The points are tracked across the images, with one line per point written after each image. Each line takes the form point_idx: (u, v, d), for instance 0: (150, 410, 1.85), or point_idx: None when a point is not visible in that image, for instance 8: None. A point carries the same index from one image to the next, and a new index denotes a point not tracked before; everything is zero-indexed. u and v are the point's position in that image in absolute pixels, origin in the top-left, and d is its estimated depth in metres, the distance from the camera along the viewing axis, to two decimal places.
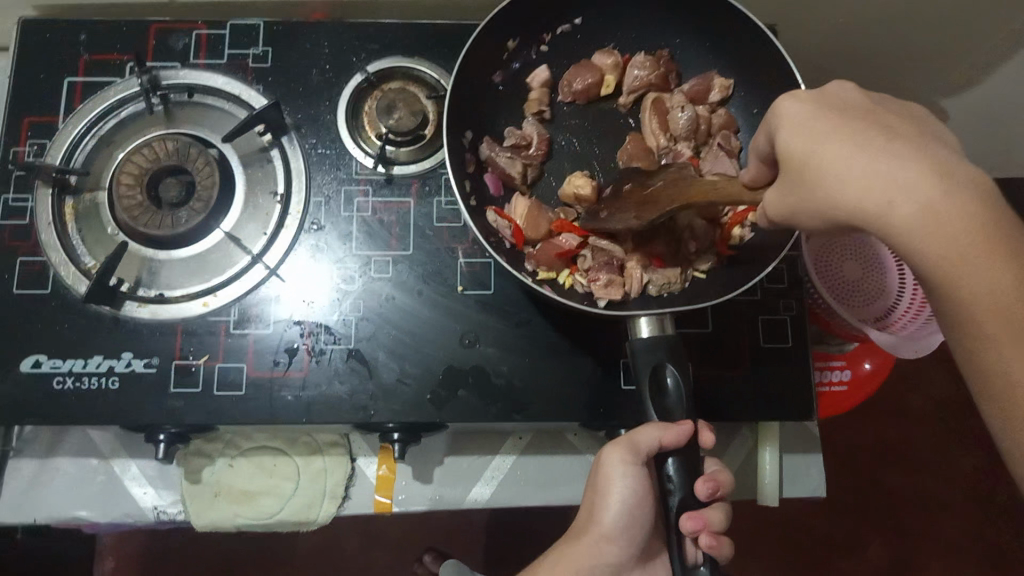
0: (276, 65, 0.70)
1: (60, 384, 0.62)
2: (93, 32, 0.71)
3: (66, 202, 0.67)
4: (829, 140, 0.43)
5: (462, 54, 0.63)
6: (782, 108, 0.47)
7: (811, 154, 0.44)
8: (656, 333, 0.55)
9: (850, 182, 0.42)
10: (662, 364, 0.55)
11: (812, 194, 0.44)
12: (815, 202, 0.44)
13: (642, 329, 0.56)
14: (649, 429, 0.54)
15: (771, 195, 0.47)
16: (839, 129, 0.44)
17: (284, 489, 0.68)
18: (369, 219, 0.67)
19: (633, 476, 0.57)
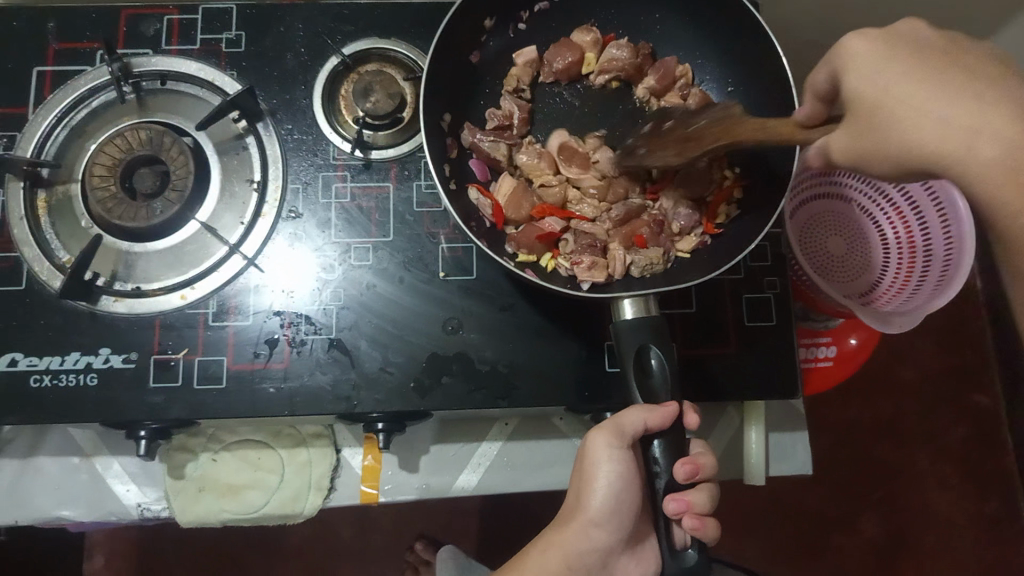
0: (249, 50, 0.69)
1: (38, 381, 0.61)
2: (60, 20, 0.69)
3: (37, 196, 0.65)
4: (901, 87, 0.48)
5: (439, 35, 0.61)
6: (849, 45, 0.50)
7: (884, 97, 0.48)
8: (641, 314, 0.55)
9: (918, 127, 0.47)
10: (646, 345, 0.54)
11: (885, 134, 0.49)
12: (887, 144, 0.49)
13: (626, 311, 0.55)
14: (633, 411, 0.53)
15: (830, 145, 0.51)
16: (912, 73, 0.48)
17: (269, 482, 0.68)
18: (347, 205, 0.66)
19: (620, 460, 0.57)
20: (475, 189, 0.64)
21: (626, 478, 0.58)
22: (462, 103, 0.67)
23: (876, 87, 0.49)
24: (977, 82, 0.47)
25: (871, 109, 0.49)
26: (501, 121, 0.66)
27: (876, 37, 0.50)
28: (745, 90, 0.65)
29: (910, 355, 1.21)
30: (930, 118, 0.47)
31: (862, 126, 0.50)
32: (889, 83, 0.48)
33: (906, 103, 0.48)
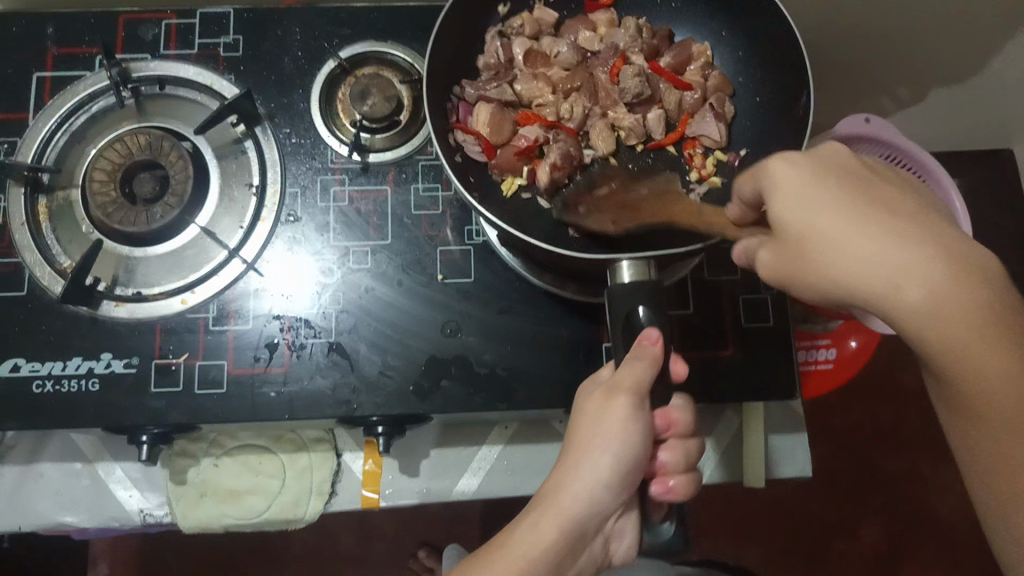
0: (248, 54, 0.69)
1: (41, 386, 0.61)
2: (59, 26, 0.70)
3: (38, 201, 0.66)
4: (827, 213, 0.41)
5: (445, 9, 0.62)
6: (775, 169, 0.44)
7: (807, 225, 0.42)
8: (637, 278, 0.51)
9: (845, 260, 0.40)
10: (635, 309, 0.51)
11: (811, 265, 0.42)
12: (808, 279, 0.43)
13: (622, 273, 0.52)
14: (640, 364, 0.49)
15: (767, 257, 0.46)
16: (835, 199, 0.42)
17: (271, 487, 0.68)
18: (346, 209, 0.66)
19: (634, 419, 0.50)
20: (461, 129, 0.63)
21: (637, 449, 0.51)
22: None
23: (779, 201, 0.43)
24: (915, 217, 0.40)
25: (798, 231, 0.43)
26: (495, 64, 0.65)
27: (800, 159, 0.44)
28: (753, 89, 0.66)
29: (913, 360, 1.20)
30: (883, 256, 0.39)
31: (790, 251, 0.43)
32: (813, 211, 0.42)
33: (840, 241, 0.41)
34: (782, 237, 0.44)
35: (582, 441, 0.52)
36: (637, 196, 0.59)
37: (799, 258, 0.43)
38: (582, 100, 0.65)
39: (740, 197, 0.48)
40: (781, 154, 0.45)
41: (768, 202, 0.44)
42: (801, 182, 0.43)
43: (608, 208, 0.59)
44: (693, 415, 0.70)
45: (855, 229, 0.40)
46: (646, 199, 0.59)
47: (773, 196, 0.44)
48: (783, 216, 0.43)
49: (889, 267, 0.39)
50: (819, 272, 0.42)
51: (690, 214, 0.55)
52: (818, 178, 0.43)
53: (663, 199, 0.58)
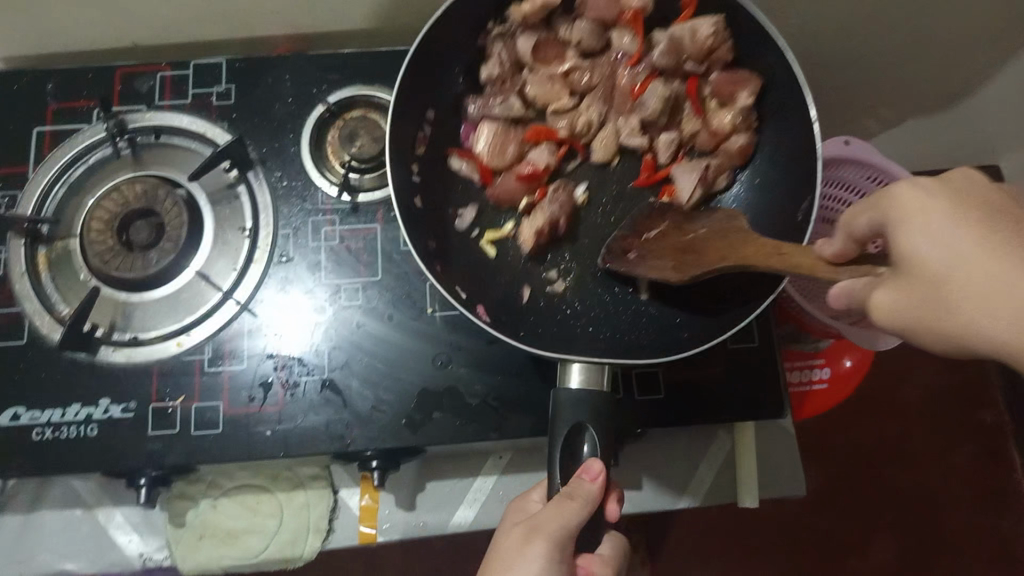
0: (240, 102, 0.71)
1: (40, 433, 0.62)
2: (59, 82, 0.72)
3: (38, 251, 0.67)
4: (960, 235, 0.43)
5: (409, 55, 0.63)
6: (896, 193, 0.46)
7: (932, 252, 0.43)
8: (588, 386, 0.54)
9: (982, 278, 0.41)
10: (581, 426, 0.53)
11: (927, 292, 0.43)
12: (940, 325, 0.42)
13: (573, 377, 0.55)
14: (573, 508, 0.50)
15: (883, 299, 0.45)
16: (955, 217, 0.43)
17: (268, 527, 0.69)
18: (337, 247, 0.67)
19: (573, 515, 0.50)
20: (457, 157, 0.69)
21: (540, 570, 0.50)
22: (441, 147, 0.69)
23: (915, 227, 0.44)
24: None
25: (919, 265, 0.43)
26: (499, 74, 0.68)
27: (924, 183, 0.46)
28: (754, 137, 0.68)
29: (913, 373, 1.19)
30: (945, 245, 0.43)
31: (908, 297, 0.44)
32: (949, 233, 0.43)
33: (963, 250, 0.42)
34: (902, 272, 0.45)
35: (503, 562, 0.52)
36: (694, 237, 0.59)
37: (933, 292, 0.43)
38: (600, 107, 0.69)
39: (848, 232, 0.49)
40: (909, 179, 0.47)
41: (891, 228, 0.46)
42: (914, 204, 0.45)
43: (666, 252, 0.60)
44: (688, 439, 0.70)
45: (987, 254, 0.41)
46: (704, 240, 0.59)
47: (895, 222, 0.45)
48: (908, 241, 0.44)
49: (946, 266, 0.42)
50: (943, 311, 0.42)
51: (757, 251, 0.55)
52: (953, 202, 0.44)
53: (724, 236, 0.58)
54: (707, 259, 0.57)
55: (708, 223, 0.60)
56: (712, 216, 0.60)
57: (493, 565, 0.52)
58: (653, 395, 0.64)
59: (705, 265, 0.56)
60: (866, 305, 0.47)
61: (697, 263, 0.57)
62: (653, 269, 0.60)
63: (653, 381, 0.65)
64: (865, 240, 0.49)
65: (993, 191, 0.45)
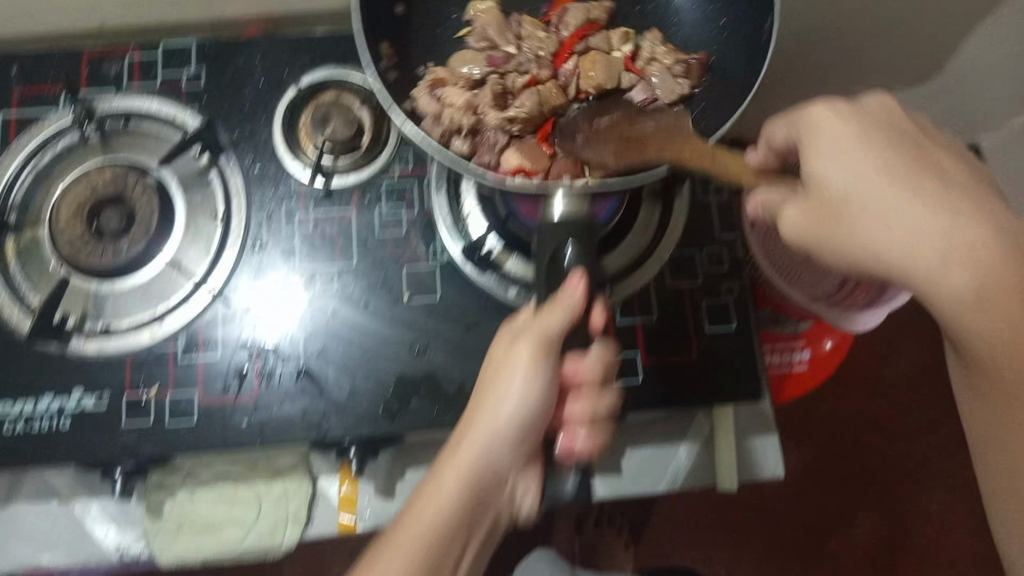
0: (209, 86, 0.70)
1: (11, 427, 0.61)
2: (23, 66, 0.71)
3: (5, 241, 0.66)
4: (886, 186, 0.46)
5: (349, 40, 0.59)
6: (818, 117, 0.50)
7: (852, 186, 0.47)
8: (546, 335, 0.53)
9: (906, 225, 0.45)
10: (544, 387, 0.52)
11: (840, 213, 0.48)
12: (836, 238, 0.48)
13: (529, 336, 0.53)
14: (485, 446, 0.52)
15: (792, 216, 0.50)
16: (874, 164, 0.47)
17: (247, 517, 0.67)
18: (311, 233, 0.67)
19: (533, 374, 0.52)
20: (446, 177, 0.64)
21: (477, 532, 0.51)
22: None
23: (813, 156, 0.50)
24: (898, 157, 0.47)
25: (827, 200, 0.49)
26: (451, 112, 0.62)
27: (838, 107, 0.50)
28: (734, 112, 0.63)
29: (895, 350, 1.20)
30: (909, 214, 0.45)
31: (818, 215, 0.49)
32: (855, 178, 0.47)
33: (893, 209, 0.46)
34: (819, 203, 0.49)
35: (416, 507, 0.52)
36: (642, 131, 0.58)
37: (835, 215, 0.48)
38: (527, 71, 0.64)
39: (768, 145, 0.55)
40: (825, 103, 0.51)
41: (810, 158, 0.50)
42: (839, 133, 0.49)
43: (614, 139, 0.58)
44: (663, 422, 0.70)
45: (918, 207, 0.45)
46: (653, 132, 0.57)
47: (814, 153, 0.50)
48: (828, 175, 0.48)
49: (850, 182, 0.48)
50: (860, 238, 0.47)
51: (695, 149, 0.55)
52: (868, 134, 0.49)
53: (672, 129, 0.57)
54: (645, 149, 0.56)
55: (655, 121, 0.59)
56: (663, 113, 0.60)
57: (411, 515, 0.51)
58: (632, 380, 0.64)
59: (644, 153, 0.56)
60: (778, 219, 0.52)
61: (642, 153, 0.56)
62: (601, 151, 0.58)
63: (634, 367, 0.64)
64: (783, 150, 0.55)
65: (896, 122, 0.50)
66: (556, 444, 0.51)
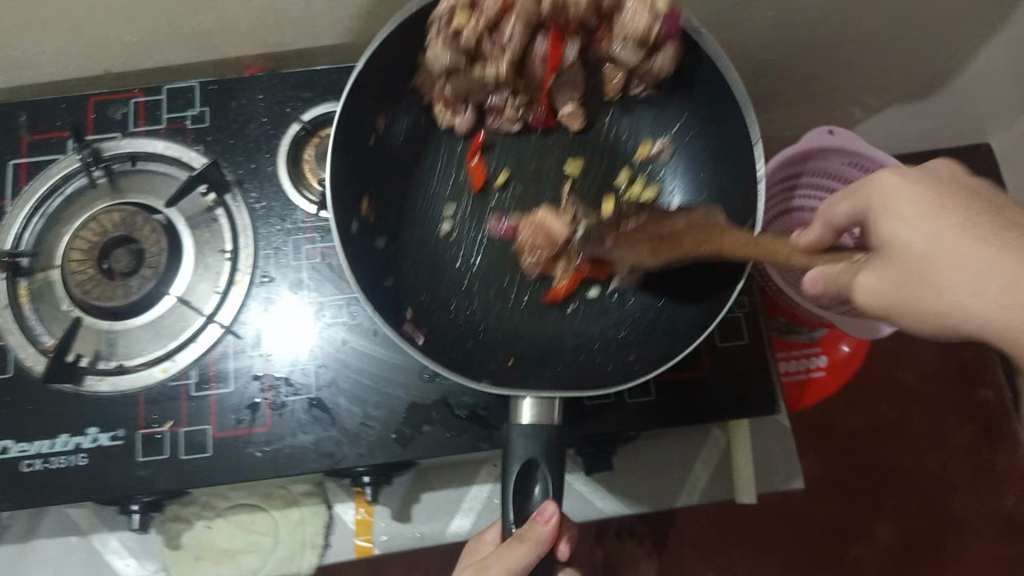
0: (214, 124, 0.71)
1: (30, 466, 0.62)
2: (32, 113, 0.72)
3: (19, 284, 0.67)
4: (945, 226, 0.48)
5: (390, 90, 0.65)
6: (879, 180, 0.53)
7: (909, 233, 0.50)
8: (538, 421, 0.55)
9: (969, 277, 0.46)
10: (535, 462, 0.54)
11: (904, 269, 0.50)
12: (923, 309, 0.48)
13: (525, 413, 0.55)
14: (524, 548, 0.52)
15: (869, 280, 0.52)
16: (938, 208, 0.49)
17: (264, 545, 0.69)
18: (318, 265, 0.68)
19: None
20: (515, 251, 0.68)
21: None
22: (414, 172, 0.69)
23: (890, 220, 0.51)
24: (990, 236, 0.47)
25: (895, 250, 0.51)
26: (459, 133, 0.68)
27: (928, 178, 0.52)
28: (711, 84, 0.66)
29: (911, 357, 1.19)
30: (973, 268, 0.46)
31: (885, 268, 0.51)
32: (916, 227, 0.49)
33: (950, 261, 0.47)
34: (887, 260, 0.51)
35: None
36: (675, 228, 0.57)
37: (917, 278, 0.49)
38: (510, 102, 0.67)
39: (827, 222, 0.57)
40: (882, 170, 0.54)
41: (873, 214, 0.53)
42: (900, 188, 0.52)
43: (647, 239, 0.58)
44: (679, 437, 0.70)
45: (979, 252, 0.46)
46: (688, 230, 0.57)
47: (880, 208, 0.52)
48: (888, 228, 0.51)
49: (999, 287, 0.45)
50: (932, 293, 0.48)
51: (739, 243, 0.56)
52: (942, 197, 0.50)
53: (706, 230, 0.57)
54: (682, 247, 0.57)
55: (687, 216, 0.58)
56: (693, 211, 0.58)
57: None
58: (642, 398, 0.64)
59: (682, 252, 0.57)
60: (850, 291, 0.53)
61: (681, 252, 0.57)
62: (640, 255, 0.58)
63: (644, 384, 0.65)
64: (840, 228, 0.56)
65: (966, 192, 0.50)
66: (547, 525, 0.52)
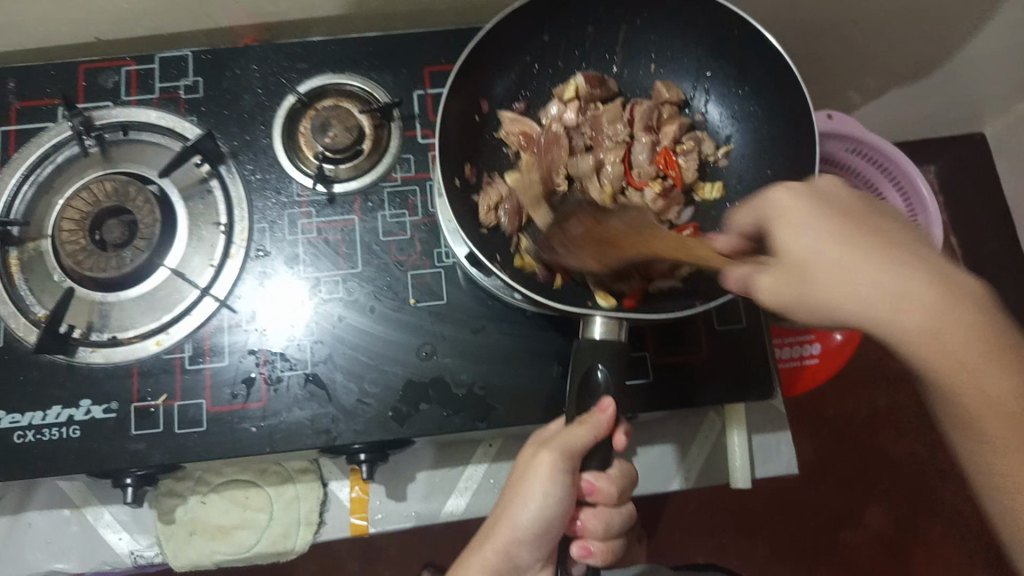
0: (208, 94, 0.70)
1: (21, 438, 0.62)
2: (21, 79, 0.70)
3: (9, 254, 0.66)
4: (833, 245, 0.45)
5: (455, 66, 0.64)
6: (777, 198, 0.49)
7: (807, 253, 0.46)
8: (609, 336, 0.53)
9: (873, 282, 0.43)
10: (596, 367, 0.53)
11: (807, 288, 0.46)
12: (817, 305, 0.45)
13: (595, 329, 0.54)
14: (582, 429, 0.52)
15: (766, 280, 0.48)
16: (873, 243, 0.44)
17: (259, 521, 0.69)
18: (315, 240, 0.67)
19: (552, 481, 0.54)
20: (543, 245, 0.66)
21: (559, 505, 0.56)
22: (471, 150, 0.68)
23: (786, 238, 0.48)
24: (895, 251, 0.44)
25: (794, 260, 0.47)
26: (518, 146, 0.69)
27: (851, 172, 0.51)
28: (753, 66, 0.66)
29: None
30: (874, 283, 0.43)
31: (785, 275, 0.47)
32: (813, 245, 0.46)
33: (850, 268, 0.44)
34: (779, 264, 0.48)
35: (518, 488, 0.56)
36: (613, 229, 0.56)
37: (795, 278, 0.46)
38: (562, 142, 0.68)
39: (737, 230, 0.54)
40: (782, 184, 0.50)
41: (772, 231, 0.49)
42: (797, 209, 0.48)
43: (590, 244, 0.56)
44: (675, 418, 0.70)
45: (852, 259, 0.44)
46: (623, 230, 0.56)
47: (775, 223, 0.49)
48: (784, 240, 0.48)
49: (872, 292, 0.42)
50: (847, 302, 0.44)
51: (671, 245, 0.54)
52: (838, 217, 0.46)
53: (639, 229, 0.56)
54: (619, 248, 0.55)
55: (623, 217, 0.58)
56: (628, 212, 0.58)
57: (507, 501, 0.57)
58: (640, 379, 0.64)
59: (619, 252, 0.55)
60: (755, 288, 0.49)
61: (616, 255, 0.55)
62: (585, 261, 0.56)
63: (642, 365, 0.65)
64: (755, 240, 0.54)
65: (853, 200, 0.48)
66: (604, 414, 0.52)
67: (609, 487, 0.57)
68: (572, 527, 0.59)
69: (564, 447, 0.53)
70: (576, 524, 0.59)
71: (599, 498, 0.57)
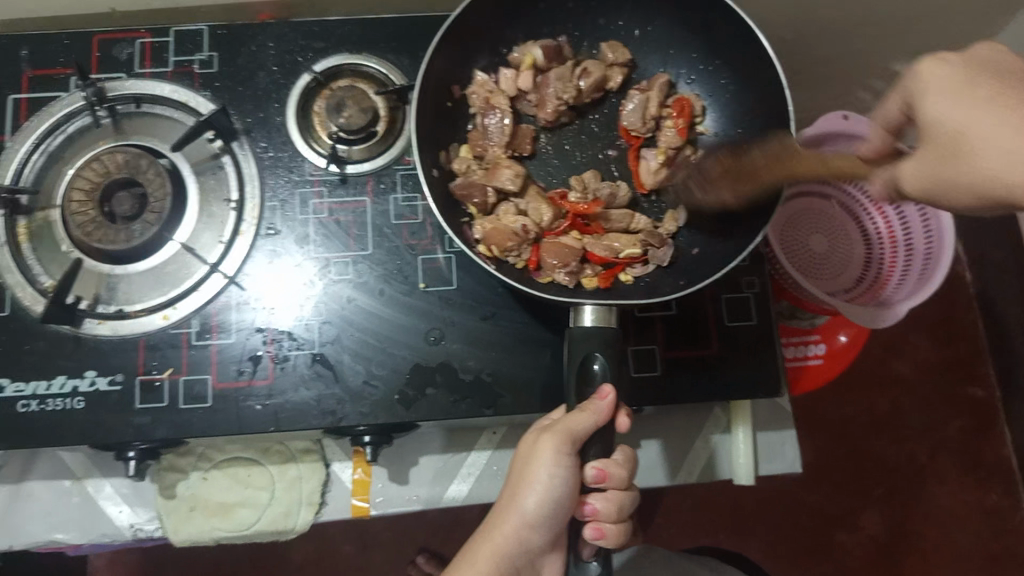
0: (223, 70, 0.69)
1: (25, 407, 0.61)
2: (34, 46, 0.70)
3: (17, 223, 0.66)
4: (994, 114, 0.46)
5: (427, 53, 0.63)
6: (933, 69, 0.50)
7: (962, 120, 0.47)
8: (600, 324, 0.55)
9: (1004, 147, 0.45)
10: (592, 354, 0.54)
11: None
12: (964, 175, 0.47)
13: (586, 319, 0.55)
14: (582, 415, 0.53)
15: (908, 168, 0.50)
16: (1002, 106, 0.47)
17: (260, 499, 0.69)
18: (326, 220, 0.67)
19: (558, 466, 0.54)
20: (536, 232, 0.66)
21: (564, 489, 0.55)
22: (448, 130, 0.68)
23: (931, 104, 0.49)
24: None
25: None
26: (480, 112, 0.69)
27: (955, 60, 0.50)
28: (746, 58, 0.65)
29: (903, 344, 1.19)
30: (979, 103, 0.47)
31: (941, 155, 0.48)
32: (969, 113, 0.47)
33: (983, 120, 0.47)
34: (929, 146, 0.49)
35: (522, 474, 0.55)
36: (752, 160, 0.57)
37: (953, 160, 0.48)
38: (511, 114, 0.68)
39: (885, 124, 0.55)
40: (939, 55, 0.51)
41: (919, 102, 0.50)
42: (956, 78, 0.49)
43: (726, 178, 0.58)
44: (680, 412, 0.70)
45: None
46: (762, 160, 0.56)
47: (922, 95, 0.50)
48: (940, 114, 0.49)
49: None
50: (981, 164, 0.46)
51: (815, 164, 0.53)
52: (994, 80, 0.49)
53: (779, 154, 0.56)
54: (756, 178, 0.56)
55: (764, 147, 0.58)
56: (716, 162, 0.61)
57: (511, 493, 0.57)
58: (647, 372, 0.64)
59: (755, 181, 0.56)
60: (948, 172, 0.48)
61: (756, 182, 0.56)
62: (722, 195, 0.59)
63: (650, 358, 0.65)
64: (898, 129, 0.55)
65: (1013, 62, 0.50)
66: (602, 401, 0.53)
67: (617, 472, 0.55)
68: (580, 512, 0.55)
69: (567, 433, 0.52)
70: (585, 508, 0.55)
71: (611, 483, 0.54)
